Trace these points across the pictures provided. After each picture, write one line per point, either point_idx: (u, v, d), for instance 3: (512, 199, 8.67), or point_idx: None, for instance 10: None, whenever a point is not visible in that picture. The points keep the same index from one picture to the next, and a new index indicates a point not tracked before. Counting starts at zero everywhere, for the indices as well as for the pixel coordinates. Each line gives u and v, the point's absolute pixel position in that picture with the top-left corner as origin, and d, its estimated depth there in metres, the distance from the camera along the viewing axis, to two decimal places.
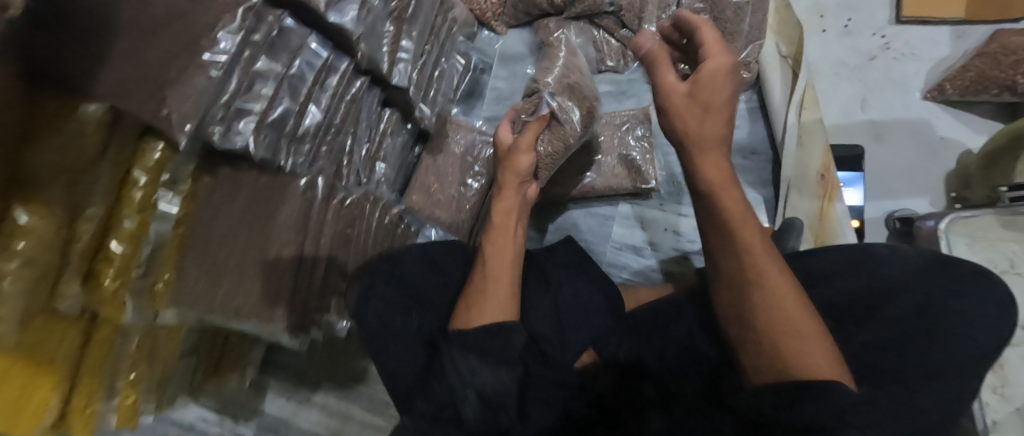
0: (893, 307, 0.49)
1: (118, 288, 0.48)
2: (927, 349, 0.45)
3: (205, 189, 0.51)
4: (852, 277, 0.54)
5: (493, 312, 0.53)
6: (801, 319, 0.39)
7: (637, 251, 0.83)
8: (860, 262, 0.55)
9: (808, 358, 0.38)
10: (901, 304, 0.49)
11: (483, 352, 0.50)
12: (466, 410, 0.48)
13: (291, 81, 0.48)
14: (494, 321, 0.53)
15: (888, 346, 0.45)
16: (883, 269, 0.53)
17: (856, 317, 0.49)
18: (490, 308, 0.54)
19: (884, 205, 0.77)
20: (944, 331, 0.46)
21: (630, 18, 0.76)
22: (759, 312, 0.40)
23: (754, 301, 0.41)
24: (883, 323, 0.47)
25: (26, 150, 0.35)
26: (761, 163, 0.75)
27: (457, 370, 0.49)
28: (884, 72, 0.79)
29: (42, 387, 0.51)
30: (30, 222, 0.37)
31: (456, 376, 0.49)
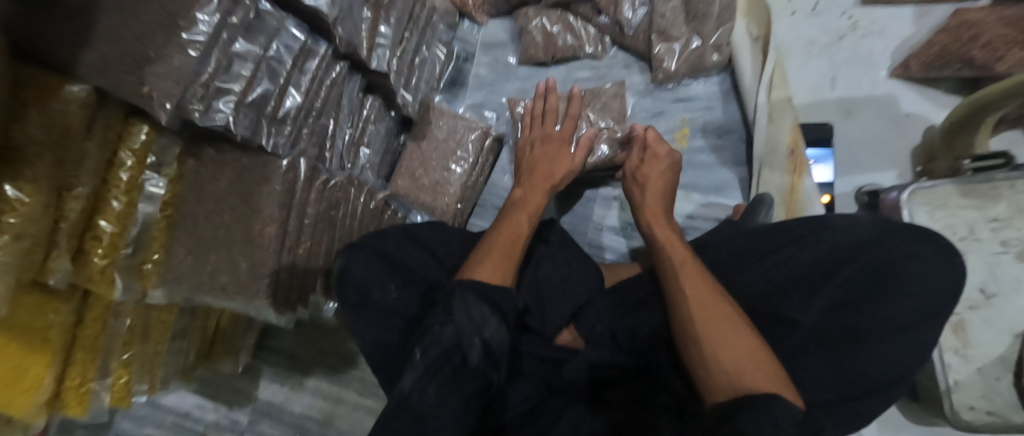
0: (843, 273, 0.51)
1: (107, 266, 0.50)
2: (878, 306, 0.47)
3: (190, 171, 0.54)
4: (815, 247, 0.55)
5: (502, 271, 0.52)
6: (739, 339, 0.41)
7: (626, 234, 0.85)
8: (819, 229, 0.56)
9: (750, 374, 0.39)
10: (848, 270, 0.51)
11: (494, 304, 0.48)
12: (472, 355, 0.45)
13: (270, 63, 0.50)
14: (495, 280, 0.51)
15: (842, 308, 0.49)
16: (839, 237, 0.54)
17: (813, 282, 0.52)
18: (491, 267, 0.52)
19: (854, 181, 0.80)
20: (891, 293, 0.47)
21: (606, 4, 0.78)
22: (710, 337, 0.42)
23: (695, 329, 0.44)
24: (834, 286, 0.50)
25: (17, 125, 0.37)
26: (734, 142, 0.78)
27: (466, 314, 0.46)
28: (851, 51, 0.81)
29: (38, 364, 0.52)
30: (19, 196, 0.39)
31: (467, 320, 0.46)
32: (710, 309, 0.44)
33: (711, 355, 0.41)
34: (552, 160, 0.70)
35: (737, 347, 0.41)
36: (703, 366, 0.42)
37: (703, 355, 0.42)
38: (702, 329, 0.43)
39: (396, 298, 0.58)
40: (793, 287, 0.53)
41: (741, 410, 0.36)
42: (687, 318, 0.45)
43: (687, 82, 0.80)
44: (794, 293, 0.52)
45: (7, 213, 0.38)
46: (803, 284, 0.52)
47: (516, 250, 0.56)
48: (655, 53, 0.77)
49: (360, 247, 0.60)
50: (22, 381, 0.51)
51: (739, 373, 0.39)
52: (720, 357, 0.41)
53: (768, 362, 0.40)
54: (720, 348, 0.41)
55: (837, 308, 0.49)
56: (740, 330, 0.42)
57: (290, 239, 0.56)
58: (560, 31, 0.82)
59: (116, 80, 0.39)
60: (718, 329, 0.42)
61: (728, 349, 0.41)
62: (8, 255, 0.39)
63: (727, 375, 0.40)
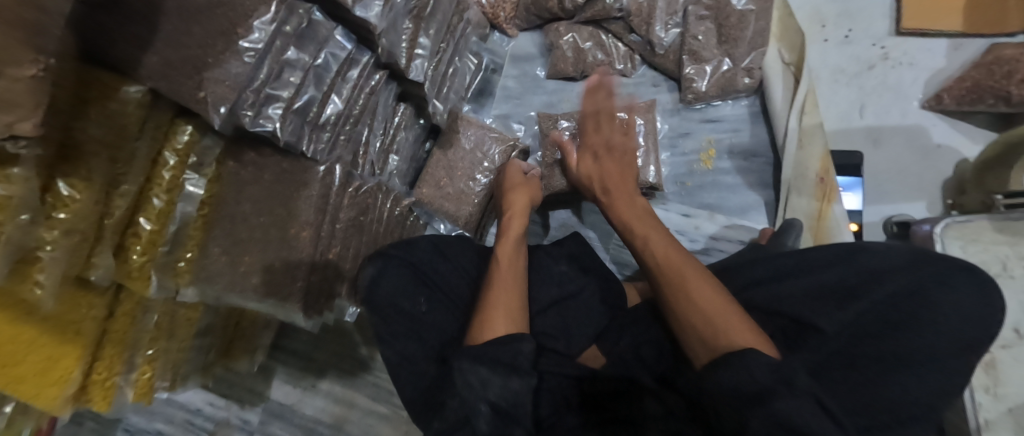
0: (870, 295, 0.50)
1: (145, 263, 0.51)
2: (913, 339, 0.46)
3: (230, 172, 0.55)
4: (841, 268, 0.55)
5: (507, 320, 0.51)
6: (715, 299, 0.44)
7: (617, 247, 0.86)
8: (848, 252, 0.56)
9: (731, 329, 0.41)
10: (879, 292, 0.50)
11: (493, 362, 0.46)
12: (479, 423, 0.44)
13: (317, 71, 0.51)
14: (506, 332, 0.49)
15: (874, 334, 0.48)
16: (868, 263, 0.54)
17: (843, 296, 0.52)
18: (500, 316, 0.51)
19: (882, 210, 0.79)
20: (921, 316, 0.47)
21: (638, 23, 0.77)
22: (688, 306, 0.45)
23: (676, 291, 0.47)
24: (858, 308, 0.50)
25: (76, 123, 0.38)
26: (761, 166, 0.78)
27: (466, 383, 0.45)
28: (882, 80, 0.81)
29: (65, 360, 0.52)
30: (73, 194, 0.40)
31: (468, 390, 0.44)
32: (683, 274, 0.48)
33: (693, 316, 0.44)
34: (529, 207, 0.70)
35: (713, 305, 0.44)
36: (688, 326, 0.44)
37: (686, 318, 0.45)
38: (678, 293, 0.47)
39: (425, 310, 0.59)
40: (821, 300, 0.52)
41: (724, 366, 0.38)
42: (670, 283, 0.48)
43: (715, 104, 0.80)
44: (821, 306, 0.52)
45: (59, 208, 0.39)
46: (832, 300, 0.52)
47: (514, 295, 0.55)
48: (685, 74, 0.77)
49: (392, 257, 0.61)
50: (52, 373, 0.51)
51: (727, 335, 0.41)
52: (708, 321, 0.43)
53: (751, 325, 0.42)
54: (698, 315, 0.44)
55: (867, 334, 0.49)
56: (718, 295, 0.45)
57: (322, 244, 0.57)
58: (591, 47, 0.83)
59: (175, 82, 0.40)
60: (694, 290, 0.46)
61: (711, 305, 0.44)
62: (58, 250, 0.40)
63: (713, 333, 0.42)
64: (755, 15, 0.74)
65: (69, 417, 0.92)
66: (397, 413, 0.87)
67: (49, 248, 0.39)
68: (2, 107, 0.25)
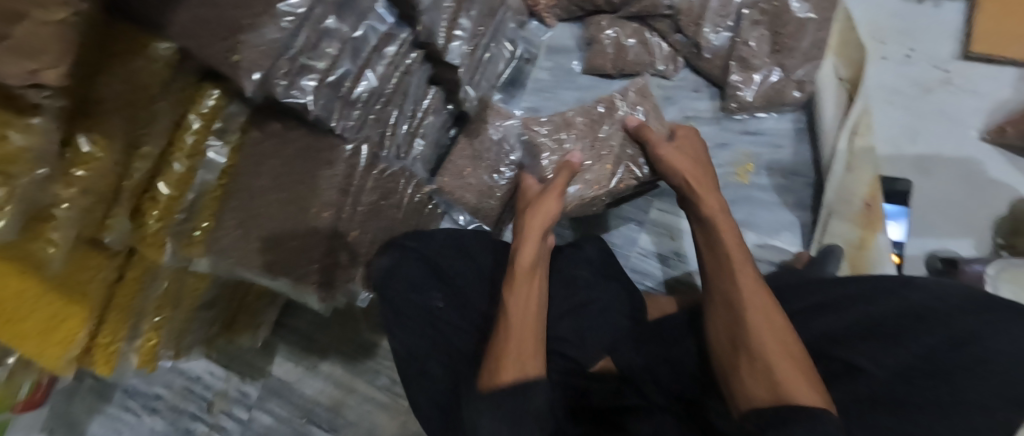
0: (921, 337, 0.47)
1: (160, 229, 0.49)
2: (951, 384, 0.43)
3: (252, 142, 0.53)
4: (890, 302, 0.51)
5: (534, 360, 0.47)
6: (785, 371, 0.40)
7: (641, 255, 0.82)
8: (894, 284, 0.53)
9: (804, 395, 0.38)
10: (923, 335, 0.47)
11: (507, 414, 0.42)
12: None
13: (355, 43, 0.49)
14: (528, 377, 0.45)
15: (927, 374, 0.44)
16: (918, 298, 0.50)
17: (891, 335, 0.48)
18: (515, 359, 0.45)
19: (926, 244, 0.73)
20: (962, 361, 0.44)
21: (686, 23, 0.74)
22: (755, 358, 0.43)
23: (744, 337, 0.45)
24: (911, 349, 0.46)
25: (97, 78, 0.35)
26: (800, 185, 0.74)
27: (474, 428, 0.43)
28: (939, 107, 0.75)
29: (70, 321, 0.51)
30: (91, 152, 0.38)
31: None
32: (766, 323, 0.45)
33: (754, 390, 0.41)
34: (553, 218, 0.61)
35: (787, 371, 0.40)
36: (750, 370, 0.43)
37: (758, 365, 0.42)
38: (760, 348, 0.43)
39: (440, 307, 0.57)
40: (865, 338, 0.49)
41: (793, 428, 0.35)
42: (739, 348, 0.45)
43: (759, 116, 0.76)
44: (864, 345, 0.48)
45: (77, 166, 0.37)
46: (874, 340, 0.48)
47: (535, 326, 0.50)
48: (731, 81, 0.73)
49: (410, 252, 0.59)
50: (55, 333, 0.50)
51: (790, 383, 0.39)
52: (775, 383, 0.40)
53: (822, 392, 0.39)
54: (760, 382, 0.41)
55: (917, 375, 0.45)
56: (789, 340, 0.43)
57: (342, 226, 0.54)
58: (633, 44, 0.79)
59: (207, 42, 0.37)
60: (761, 342, 0.43)
61: (784, 372, 0.40)
62: (73, 209, 0.38)
63: (793, 395, 0.38)
64: (816, 24, 0.69)
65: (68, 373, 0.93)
66: (397, 402, 0.86)
67: (65, 207, 0.38)
68: (29, 52, 0.23)
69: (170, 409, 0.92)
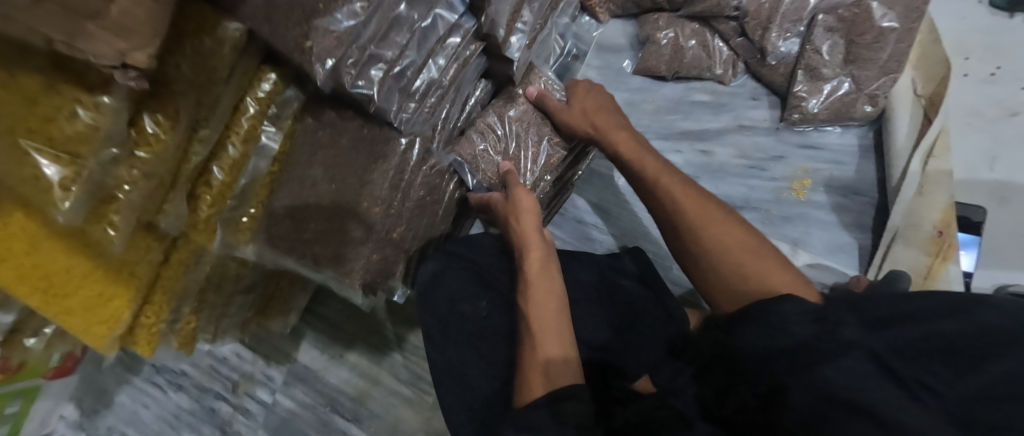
0: (983, 360, 0.30)
1: (212, 216, 0.48)
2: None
3: (306, 129, 0.51)
4: (953, 318, 0.34)
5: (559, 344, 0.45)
6: (766, 278, 0.45)
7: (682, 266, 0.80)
8: (961, 302, 0.35)
9: (764, 286, 0.44)
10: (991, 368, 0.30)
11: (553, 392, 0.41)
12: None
13: (422, 33, 0.46)
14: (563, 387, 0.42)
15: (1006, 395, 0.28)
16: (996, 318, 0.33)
17: (959, 358, 0.31)
18: (554, 368, 0.43)
19: (996, 278, 0.66)
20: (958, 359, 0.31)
21: (753, 26, 0.70)
22: (728, 275, 0.47)
23: (739, 268, 0.46)
24: (968, 370, 0.30)
25: (169, 59, 0.35)
26: (862, 205, 0.70)
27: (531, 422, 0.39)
28: (1023, 132, 0.68)
29: (118, 300, 0.50)
30: (156, 133, 0.36)
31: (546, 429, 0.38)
32: (746, 255, 0.47)
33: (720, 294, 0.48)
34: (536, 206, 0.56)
35: (757, 272, 0.45)
36: (727, 286, 0.47)
37: (731, 278, 0.47)
38: (739, 277, 0.46)
39: (485, 315, 0.56)
40: (935, 358, 0.31)
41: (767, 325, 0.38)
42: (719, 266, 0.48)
43: (822, 129, 0.73)
44: (931, 362, 0.31)
45: (142, 147, 0.36)
46: (953, 367, 0.31)
47: (563, 323, 0.48)
48: (794, 91, 0.69)
49: (455, 259, 0.59)
50: (101, 311, 0.50)
51: (773, 279, 0.44)
52: (739, 277, 0.46)
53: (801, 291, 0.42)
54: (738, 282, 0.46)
55: (988, 394, 0.29)
56: (785, 278, 0.44)
57: (389, 223, 0.52)
58: (693, 46, 0.75)
59: (280, 26, 0.36)
60: (756, 269, 0.45)
61: (753, 270, 0.46)
62: (135, 192, 0.37)
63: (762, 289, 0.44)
64: (897, 35, 0.65)
65: None
66: (422, 398, 0.85)
67: (128, 189, 0.37)
68: (118, 29, 0.22)
69: (196, 386, 0.93)
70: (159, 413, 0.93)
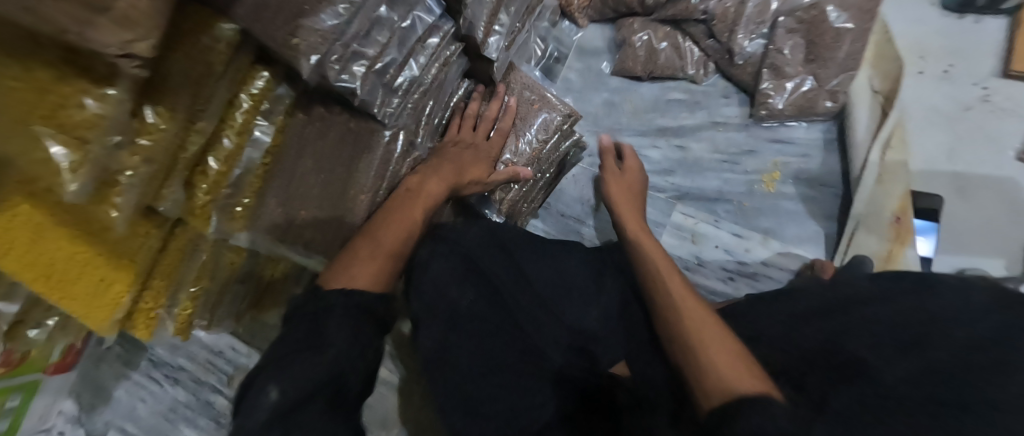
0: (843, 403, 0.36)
1: (208, 203, 0.51)
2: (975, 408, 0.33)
3: (297, 124, 0.55)
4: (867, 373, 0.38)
5: (376, 273, 0.52)
6: (729, 348, 0.41)
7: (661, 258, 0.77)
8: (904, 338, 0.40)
9: (731, 373, 0.38)
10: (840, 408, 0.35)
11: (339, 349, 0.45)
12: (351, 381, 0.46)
13: (402, 33, 0.50)
14: (362, 285, 0.51)
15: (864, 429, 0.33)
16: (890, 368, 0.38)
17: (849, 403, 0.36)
18: (359, 272, 0.51)
19: (954, 261, 0.69)
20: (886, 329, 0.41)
21: (721, 28, 0.74)
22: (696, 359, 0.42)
23: (700, 346, 0.42)
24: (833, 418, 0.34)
25: (167, 53, 0.39)
26: (828, 196, 0.74)
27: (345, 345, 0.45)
28: (979, 127, 0.72)
29: (118, 284, 0.54)
30: (155, 121, 0.41)
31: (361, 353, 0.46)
32: (701, 320, 0.45)
33: (702, 365, 0.40)
34: (456, 168, 0.62)
35: (721, 347, 0.41)
36: (694, 374, 0.41)
37: (698, 361, 0.41)
38: (698, 337, 0.43)
39: (468, 303, 0.57)
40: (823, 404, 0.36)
41: (746, 412, 0.33)
42: (680, 341, 0.44)
43: (789, 124, 0.76)
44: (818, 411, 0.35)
45: (143, 135, 0.40)
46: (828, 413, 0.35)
47: (399, 249, 0.55)
48: (761, 89, 0.73)
49: (446, 244, 0.61)
50: (103, 295, 0.53)
51: (728, 370, 0.38)
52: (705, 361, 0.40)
53: (753, 367, 0.39)
54: (695, 359, 0.42)
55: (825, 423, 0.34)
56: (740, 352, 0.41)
57: (376, 212, 0.57)
58: (665, 48, 0.79)
59: (270, 25, 0.39)
60: (710, 334, 0.43)
61: (715, 351, 0.41)
62: (136, 176, 0.41)
63: (722, 378, 0.38)
64: (853, 35, 0.69)
65: (97, 339, 0.97)
66: (413, 388, 0.87)
67: (129, 174, 0.41)
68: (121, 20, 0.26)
69: (193, 380, 0.95)
70: (157, 407, 0.96)
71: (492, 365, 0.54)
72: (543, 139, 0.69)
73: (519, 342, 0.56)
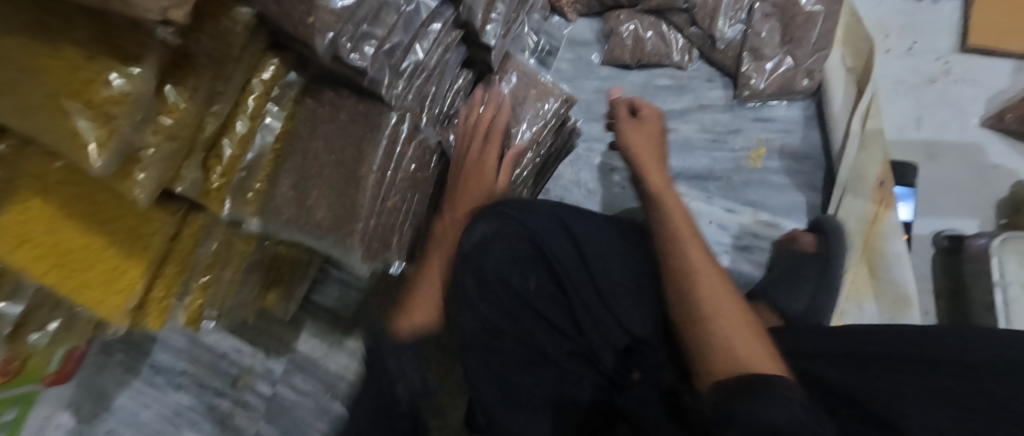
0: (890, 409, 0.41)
1: (223, 185, 0.53)
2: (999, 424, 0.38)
3: (306, 109, 0.57)
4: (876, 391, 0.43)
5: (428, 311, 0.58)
6: (736, 316, 0.43)
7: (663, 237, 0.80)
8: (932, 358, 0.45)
9: (743, 349, 0.40)
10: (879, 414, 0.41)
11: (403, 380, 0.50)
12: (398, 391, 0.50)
13: (408, 16, 0.53)
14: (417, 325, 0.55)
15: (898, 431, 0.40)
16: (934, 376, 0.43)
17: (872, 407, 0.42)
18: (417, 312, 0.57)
19: (933, 224, 0.78)
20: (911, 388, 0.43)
21: (703, 16, 0.79)
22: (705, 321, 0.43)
23: (702, 306, 0.44)
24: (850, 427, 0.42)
25: (189, 34, 0.41)
26: (812, 168, 0.78)
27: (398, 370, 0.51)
28: (942, 96, 0.79)
29: (131, 270, 0.55)
30: (178, 102, 0.42)
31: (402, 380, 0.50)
32: (720, 293, 0.44)
33: (711, 333, 0.42)
34: (474, 195, 0.66)
35: (733, 321, 0.42)
36: (705, 338, 0.42)
37: (709, 330, 0.42)
38: (709, 310, 0.43)
39: (534, 290, 0.60)
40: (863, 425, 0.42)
41: (755, 390, 0.34)
42: (692, 295, 0.45)
43: (771, 104, 0.81)
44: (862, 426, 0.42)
45: (165, 113, 0.42)
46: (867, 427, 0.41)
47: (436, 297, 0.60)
48: (743, 72, 0.78)
49: (506, 221, 0.61)
50: (117, 282, 0.54)
51: (746, 354, 0.39)
52: (721, 336, 0.41)
53: (770, 351, 0.40)
54: (706, 322, 0.43)
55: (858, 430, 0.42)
56: (749, 323, 0.43)
57: (382, 191, 0.58)
58: (650, 36, 0.83)
59: (287, 6, 0.42)
60: (723, 306, 0.43)
61: (723, 313, 0.43)
62: (159, 153, 0.43)
63: (736, 353, 0.40)
64: (824, 17, 0.74)
65: (97, 347, 0.96)
66: None
67: (152, 151, 0.42)
68: None
69: (196, 383, 0.95)
70: (159, 414, 0.94)
71: (537, 357, 0.57)
72: (536, 123, 0.72)
73: (574, 335, 0.59)
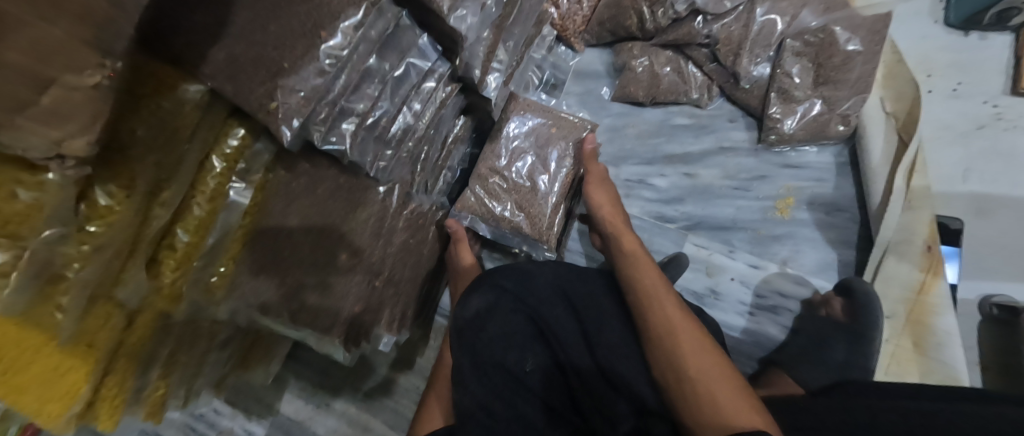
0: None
1: (177, 280, 0.42)
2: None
3: (280, 180, 0.49)
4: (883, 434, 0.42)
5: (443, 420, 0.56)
6: (719, 374, 0.42)
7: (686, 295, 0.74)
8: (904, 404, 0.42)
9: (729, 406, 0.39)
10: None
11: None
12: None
13: (394, 82, 0.47)
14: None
15: None
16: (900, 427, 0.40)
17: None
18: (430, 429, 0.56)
19: (981, 286, 0.68)
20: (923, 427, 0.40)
21: (726, 52, 0.71)
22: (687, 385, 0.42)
23: (679, 364, 0.44)
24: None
25: (123, 124, 0.30)
26: (845, 221, 0.71)
27: None
28: (993, 143, 0.70)
29: (73, 373, 0.39)
30: (110, 204, 0.32)
31: None
32: (698, 349, 0.44)
33: (694, 394, 0.41)
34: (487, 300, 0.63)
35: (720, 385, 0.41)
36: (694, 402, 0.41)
37: (698, 392, 0.41)
38: (692, 370, 0.43)
39: (529, 371, 0.51)
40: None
41: None
42: (670, 362, 0.45)
43: (800, 149, 0.74)
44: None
45: (93, 220, 0.32)
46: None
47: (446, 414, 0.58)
48: (770, 114, 0.70)
49: (507, 294, 0.55)
50: (58, 385, 0.39)
51: (733, 414, 0.39)
52: (706, 396, 0.41)
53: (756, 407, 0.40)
54: (687, 383, 0.42)
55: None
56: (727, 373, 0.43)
57: (372, 269, 0.53)
58: (669, 72, 0.76)
59: (247, 86, 0.35)
60: (702, 360, 0.43)
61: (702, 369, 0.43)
62: (87, 268, 0.33)
63: (725, 415, 0.39)
64: (863, 57, 0.67)
65: None
66: None
67: (78, 267, 0.32)
68: (55, 116, 0.21)
69: None
70: None
71: None
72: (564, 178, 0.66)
73: (575, 421, 0.49)
